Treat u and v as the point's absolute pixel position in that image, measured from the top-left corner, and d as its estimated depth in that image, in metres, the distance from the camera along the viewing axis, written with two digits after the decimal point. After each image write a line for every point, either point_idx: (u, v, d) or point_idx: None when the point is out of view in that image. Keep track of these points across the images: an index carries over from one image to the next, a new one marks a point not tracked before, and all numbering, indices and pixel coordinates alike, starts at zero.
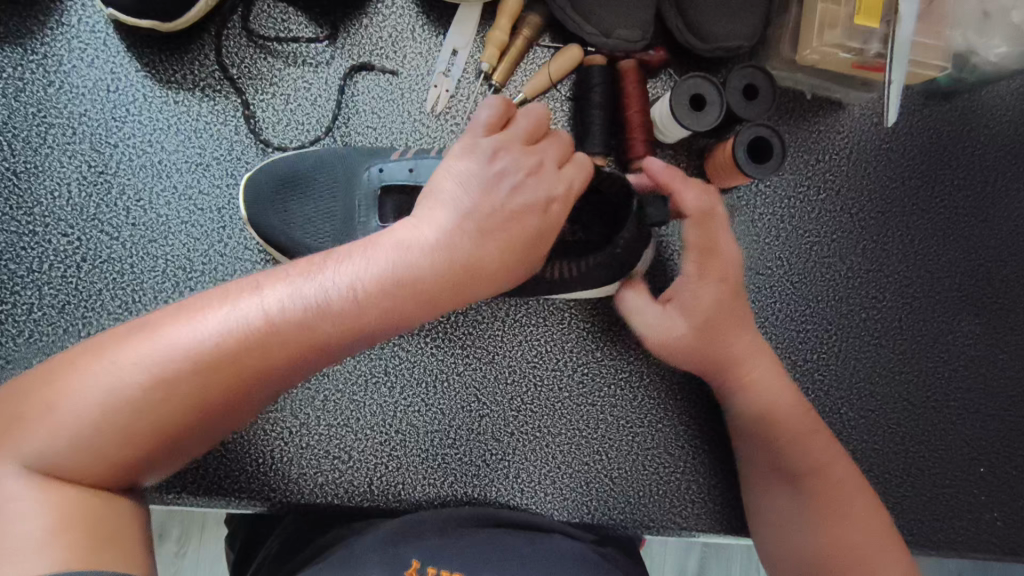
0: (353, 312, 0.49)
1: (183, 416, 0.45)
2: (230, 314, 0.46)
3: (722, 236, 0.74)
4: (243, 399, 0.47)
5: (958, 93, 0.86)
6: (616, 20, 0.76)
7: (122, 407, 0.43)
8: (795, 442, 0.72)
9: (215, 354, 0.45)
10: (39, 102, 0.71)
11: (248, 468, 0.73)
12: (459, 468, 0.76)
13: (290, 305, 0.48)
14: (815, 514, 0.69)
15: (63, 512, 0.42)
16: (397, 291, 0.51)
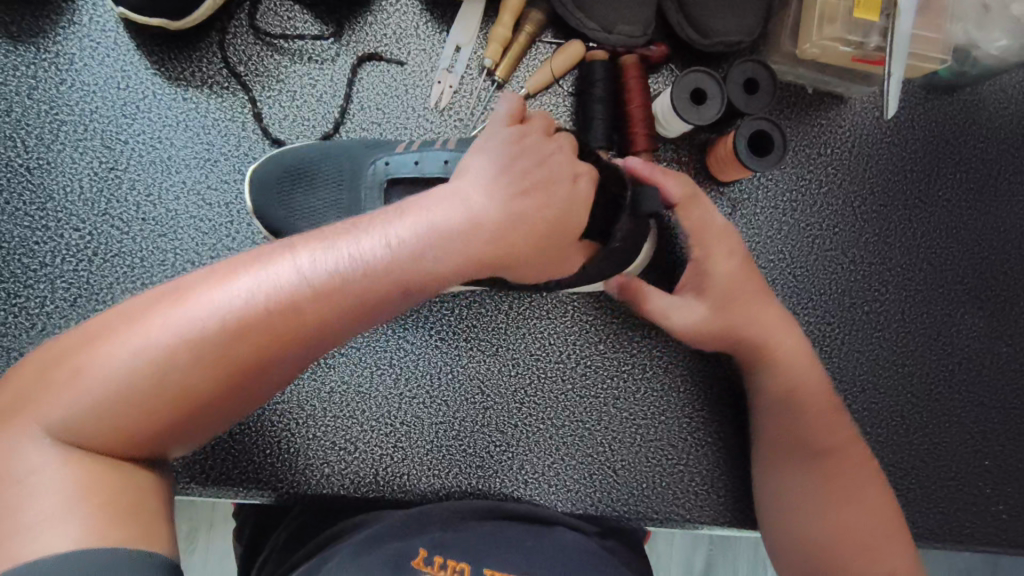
0: (377, 278, 0.50)
1: (210, 384, 0.46)
2: (257, 281, 0.48)
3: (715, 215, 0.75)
4: (274, 359, 0.48)
5: (960, 86, 0.86)
6: (617, 15, 0.77)
7: (156, 365, 0.45)
8: (811, 425, 0.71)
9: (240, 320, 0.46)
10: (51, 99, 0.72)
11: (255, 459, 0.74)
12: (463, 459, 0.77)
13: (314, 272, 0.49)
14: (824, 497, 0.69)
15: (89, 488, 0.43)
16: (419, 262, 0.51)
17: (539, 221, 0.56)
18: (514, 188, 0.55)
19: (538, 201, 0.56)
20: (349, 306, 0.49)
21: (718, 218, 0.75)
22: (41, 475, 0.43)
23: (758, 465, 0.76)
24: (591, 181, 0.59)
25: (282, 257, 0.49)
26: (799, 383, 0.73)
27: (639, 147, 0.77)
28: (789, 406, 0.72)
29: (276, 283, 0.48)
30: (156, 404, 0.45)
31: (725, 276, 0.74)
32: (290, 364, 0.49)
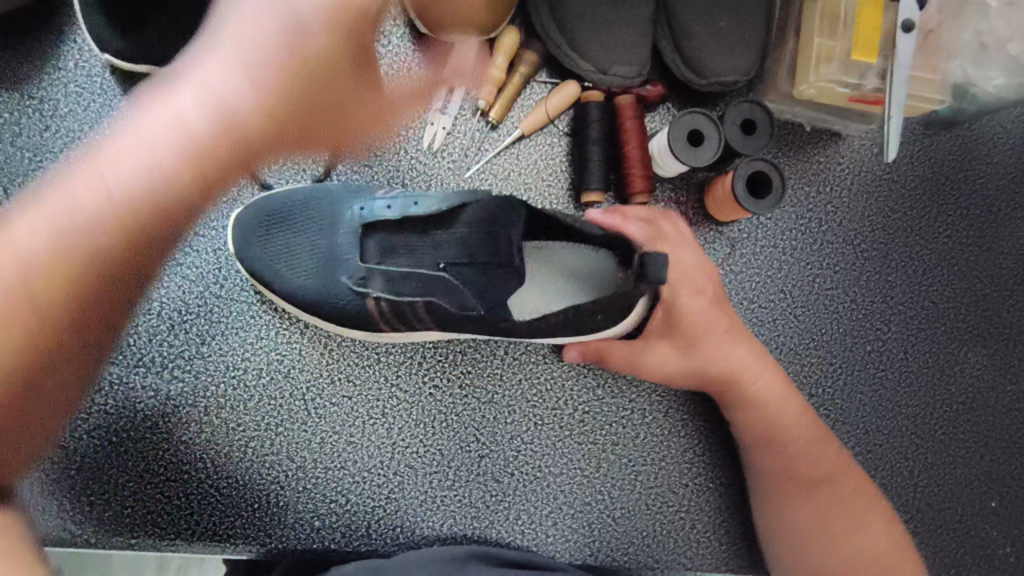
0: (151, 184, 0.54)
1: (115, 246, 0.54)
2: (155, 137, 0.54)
3: (679, 251, 0.74)
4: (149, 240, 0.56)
5: (959, 122, 0.86)
6: (613, 56, 0.76)
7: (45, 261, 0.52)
8: (801, 456, 0.72)
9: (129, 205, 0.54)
10: (35, 146, 0.71)
11: (243, 514, 0.72)
12: (458, 510, 0.75)
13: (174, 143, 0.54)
14: (823, 530, 0.70)
15: None
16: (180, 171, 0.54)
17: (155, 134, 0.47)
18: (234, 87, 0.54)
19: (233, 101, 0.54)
20: (194, 194, 0.56)
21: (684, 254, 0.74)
22: None
23: (754, 499, 0.74)
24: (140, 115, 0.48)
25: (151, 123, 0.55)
26: (784, 413, 0.72)
27: (637, 187, 0.76)
28: (783, 439, 0.72)
29: (160, 155, 0.54)
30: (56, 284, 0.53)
31: (701, 305, 0.72)
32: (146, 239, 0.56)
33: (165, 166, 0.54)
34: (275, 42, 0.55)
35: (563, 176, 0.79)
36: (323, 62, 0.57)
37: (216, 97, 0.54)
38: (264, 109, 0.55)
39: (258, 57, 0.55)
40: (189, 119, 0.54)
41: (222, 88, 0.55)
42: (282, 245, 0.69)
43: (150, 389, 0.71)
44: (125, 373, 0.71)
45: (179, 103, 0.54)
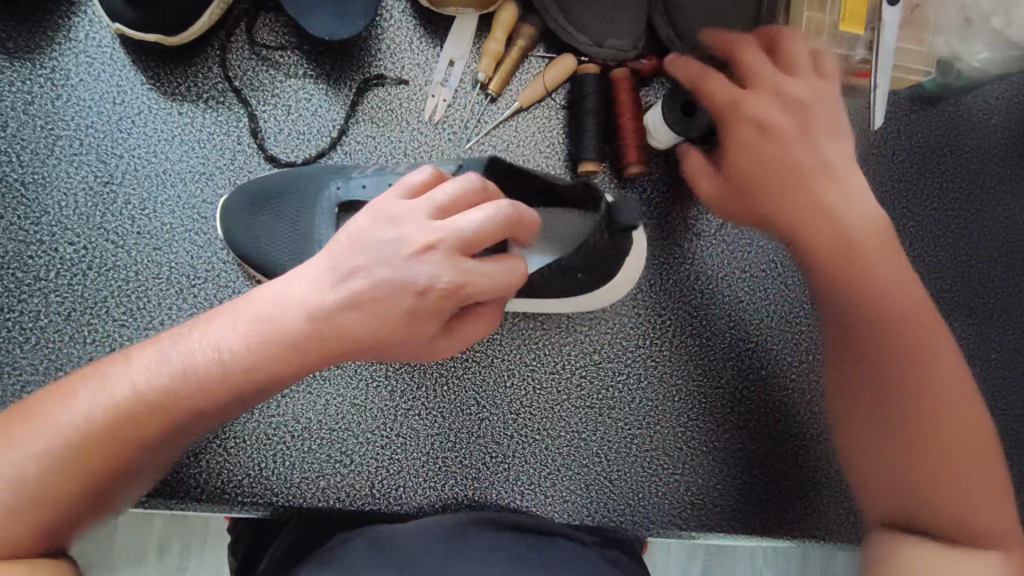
0: (247, 362, 0.54)
1: (214, 395, 0.54)
2: (267, 317, 0.54)
3: (759, 69, 0.72)
4: (258, 385, 0.55)
5: (944, 98, 0.88)
6: (607, 30, 0.78)
7: (236, 351, 0.54)
8: (928, 366, 0.65)
9: (263, 357, 0.54)
10: (47, 114, 0.73)
11: (250, 473, 0.74)
12: (459, 471, 0.77)
13: (286, 325, 0.54)
14: (899, 410, 0.64)
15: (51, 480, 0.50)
16: (284, 342, 0.54)
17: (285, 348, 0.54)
18: (326, 296, 0.54)
19: (317, 304, 0.54)
20: (288, 373, 0.55)
21: (762, 108, 0.71)
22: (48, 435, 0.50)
23: (880, 402, 0.67)
24: (319, 324, 0.54)
25: (295, 297, 0.54)
26: (894, 304, 0.67)
27: (631, 158, 0.78)
28: (904, 335, 0.66)
29: (271, 328, 0.54)
30: (212, 388, 0.54)
31: (770, 147, 0.71)
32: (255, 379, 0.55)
33: (261, 345, 0.54)
34: (461, 259, 0.52)
35: (559, 148, 0.81)
36: (403, 313, 0.53)
37: (394, 281, 0.52)
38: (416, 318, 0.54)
39: (441, 263, 0.51)
40: (299, 316, 0.54)
41: (397, 281, 0.52)
42: (272, 220, 0.71)
43: None
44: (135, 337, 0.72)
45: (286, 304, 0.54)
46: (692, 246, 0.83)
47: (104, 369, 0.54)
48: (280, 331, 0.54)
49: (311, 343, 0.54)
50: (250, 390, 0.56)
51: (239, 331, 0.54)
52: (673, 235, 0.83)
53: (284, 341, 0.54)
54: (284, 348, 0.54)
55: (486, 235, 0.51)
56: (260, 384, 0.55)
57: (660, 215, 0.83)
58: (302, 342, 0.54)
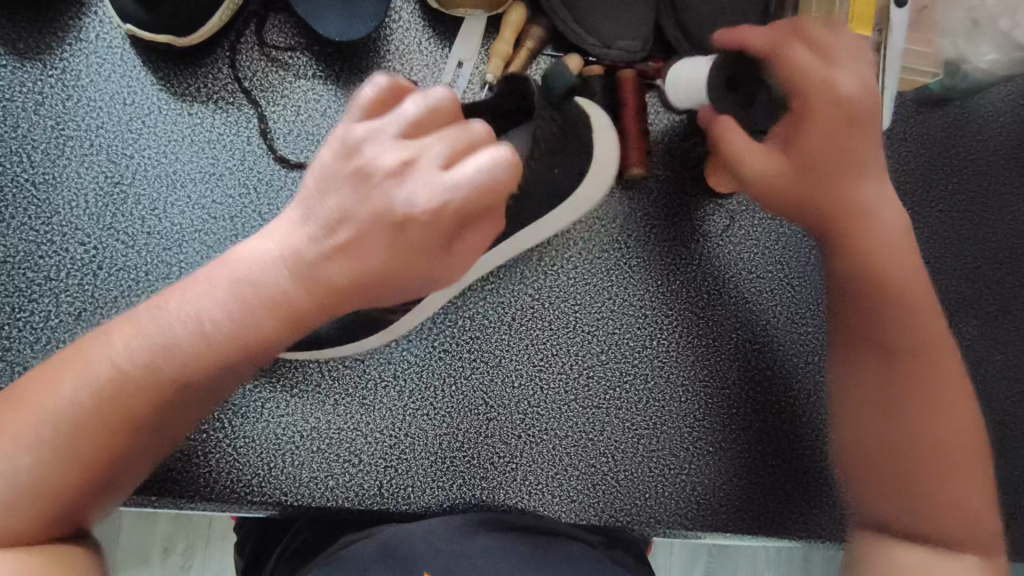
0: (230, 325, 0.51)
1: (200, 362, 0.51)
2: (245, 277, 0.51)
3: (841, 52, 0.66)
4: (248, 348, 0.52)
5: (952, 99, 0.87)
6: (617, 32, 0.78)
7: (216, 314, 0.51)
8: (933, 369, 0.65)
9: (245, 317, 0.51)
10: (58, 115, 0.73)
11: (259, 473, 0.74)
12: (467, 471, 0.77)
13: (266, 282, 0.51)
14: (905, 410, 0.64)
15: (43, 467, 0.49)
16: (269, 300, 0.51)
17: (268, 306, 0.51)
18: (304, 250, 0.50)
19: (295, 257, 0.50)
20: (280, 334, 0.52)
21: (844, 86, 0.65)
22: (34, 422, 0.49)
23: (876, 403, 0.66)
24: (301, 279, 0.50)
25: (272, 253, 0.51)
26: (912, 306, 0.66)
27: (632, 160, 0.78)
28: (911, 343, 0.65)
29: (252, 288, 0.51)
30: (196, 354, 0.51)
31: (835, 137, 0.65)
32: (242, 341, 0.51)
33: (243, 304, 0.51)
34: (440, 175, 0.48)
35: None
36: (392, 247, 0.50)
37: (374, 212, 0.49)
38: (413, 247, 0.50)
39: (420, 181, 0.48)
40: (279, 272, 0.50)
41: (377, 209, 0.49)
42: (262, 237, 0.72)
43: None
44: None
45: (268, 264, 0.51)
46: (699, 246, 0.83)
47: (84, 346, 0.52)
48: (262, 290, 0.51)
49: (292, 300, 0.51)
50: (239, 352, 0.52)
51: (216, 293, 0.51)
52: (680, 234, 0.83)
53: (268, 301, 0.51)
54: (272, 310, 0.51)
55: (459, 147, 0.49)
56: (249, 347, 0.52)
57: (667, 216, 0.83)
58: (287, 298, 0.51)
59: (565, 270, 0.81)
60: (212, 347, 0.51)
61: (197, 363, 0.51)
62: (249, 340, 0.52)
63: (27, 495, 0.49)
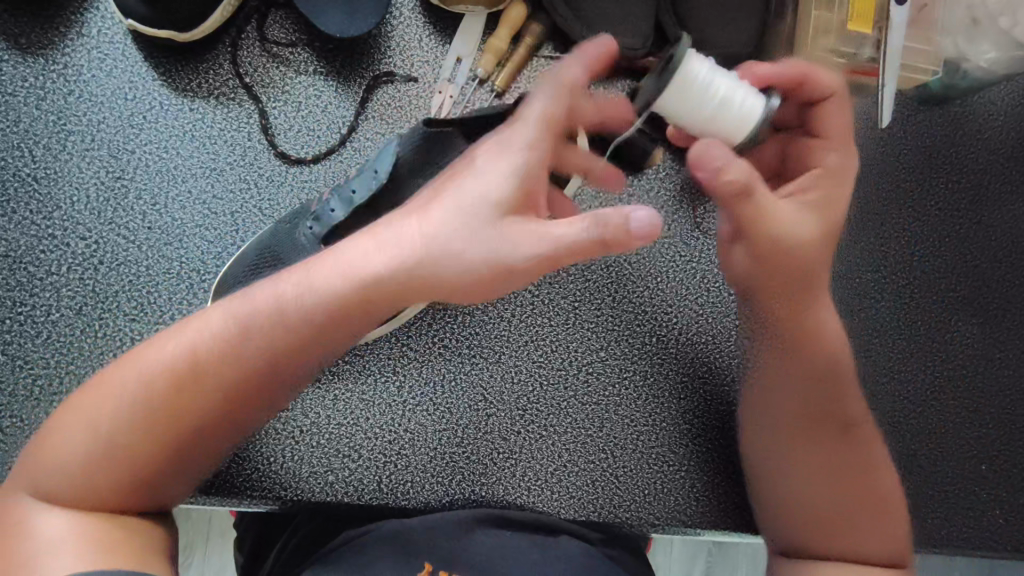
0: (316, 310, 0.55)
1: (282, 346, 0.56)
2: (342, 265, 0.55)
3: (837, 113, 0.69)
4: (332, 336, 0.57)
5: (951, 99, 0.87)
6: (616, 29, 0.79)
7: (309, 302, 0.55)
8: (835, 415, 0.70)
9: (331, 305, 0.55)
10: (59, 110, 0.73)
11: (259, 467, 0.75)
12: (466, 466, 0.78)
13: (359, 272, 0.54)
14: (825, 462, 0.68)
15: (123, 432, 0.54)
16: (358, 288, 0.54)
17: (360, 292, 0.54)
18: (402, 240, 0.54)
19: (394, 248, 0.54)
20: (355, 318, 0.56)
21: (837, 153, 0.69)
22: (125, 388, 0.54)
23: (789, 454, 0.70)
24: (394, 265, 0.54)
25: (367, 244, 0.56)
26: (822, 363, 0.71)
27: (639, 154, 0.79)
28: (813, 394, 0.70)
29: (343, 276, 0.55)
30: (279, 341, 0.55)
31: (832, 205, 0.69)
32: (326, 332, 0.56)
33: (336, 292, 0.54)
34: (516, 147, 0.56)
35: None
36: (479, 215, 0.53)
37: (464, 182, 0.55)
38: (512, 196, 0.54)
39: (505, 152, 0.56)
40: (376, 262, 0.54)
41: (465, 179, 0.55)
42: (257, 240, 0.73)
43: None
44: (145, 330, 0.72)
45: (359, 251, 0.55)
46: (698, 244, 0.83)
47: (187, 321, 0.57)
48: (353, 279, 0.54)
49: (379, 291, 0.54)
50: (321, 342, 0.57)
51: (310, 281, 0.56)
52: (679, 232, 0.83)
53: (351, 290, 0.54)
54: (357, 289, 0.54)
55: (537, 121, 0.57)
56: (328, 338, 0.57)
57: (668, 213, 0.83)
58: (377, 286, 0.54)
59: (565, 267, 0.81)
60: (298, 338, 0.56)
61: (283, 350, 0.56)
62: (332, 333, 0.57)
63: (105, 458, 0.54)
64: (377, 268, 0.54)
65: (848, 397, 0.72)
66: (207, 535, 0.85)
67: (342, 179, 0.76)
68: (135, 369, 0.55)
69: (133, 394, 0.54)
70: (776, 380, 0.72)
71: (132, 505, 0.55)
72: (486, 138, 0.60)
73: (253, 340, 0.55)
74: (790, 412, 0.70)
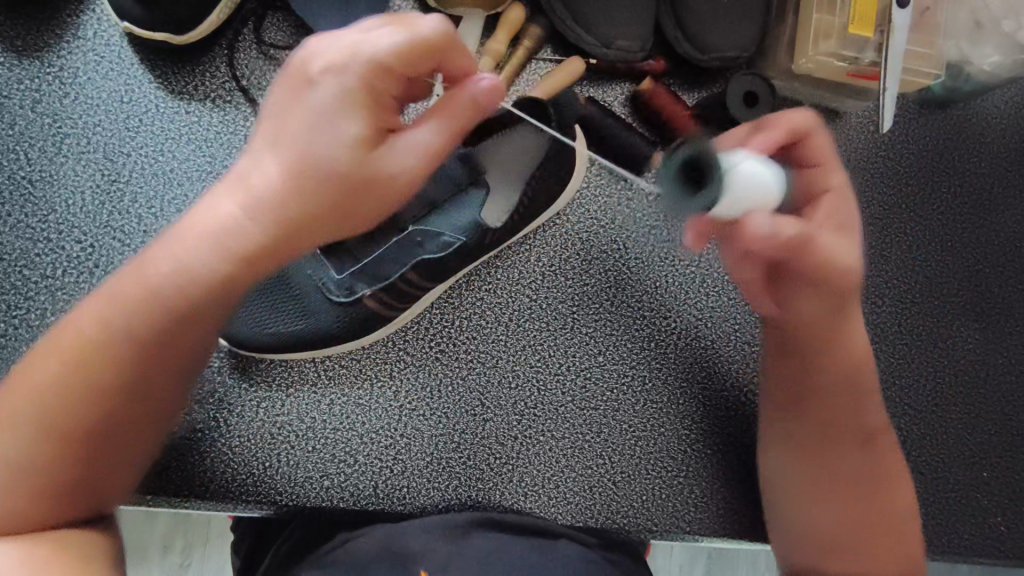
0: (187, 284, 0.54)
1: (165, 325, 0.55)
2: (210, 235, 0.53)
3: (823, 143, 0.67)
4: (219, 303, 0.56)
5: (953, 102, 0.87)
6: (616, 32, 0.78)
7: (182, 278, 0.54)
8: (852, 424, 0.70)
9: (207, 278, 0.54)
10: (55, 112, 0.73)
11: (254, 472, 0.74)
12: (463, 471, 0.77)
13: (227, 241, 0.53)
14: (839, 472, 0.69)
15: (26, 446, 0.54)
16: (227, 258, 0.53)
17: (234, 254, 0.53)
18: (252, 209, 0.52)
19: (248, 211, 0.52)
20: (240, 282, 0.54)
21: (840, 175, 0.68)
22: (15, 405, 0.54)
23: (805, 464, 0.71)
24: (255, 230, 0.52)
25: (228, 206, 0.53)
26: (846, 370, 0.70)
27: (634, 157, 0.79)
28: (832, 401, 0.70)
29: (212, 247, 0.53)
30: (156, 319, 0.55)
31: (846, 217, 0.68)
32: (208, 301, 0.55)
33: (205, 264, 0.53)
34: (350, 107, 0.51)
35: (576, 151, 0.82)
36: (344, 174, 0.51)
37: (323, 138, 0.51)
38: (353, 97, 0.51)
39: (292, 136, 0.52)
40: (240, 229, 0.53)
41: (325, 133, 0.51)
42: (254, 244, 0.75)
43: None
44: None
45: (213, 202, 0.54)
46: (698, 249, 0.83)
47: (69, 323, 0.56)
48: (218, 249, 0.53)
49: (252, 254, 0.53)
50: (202, 312, 0.56)
51: (178, 256, 0.54)
52: None
53: (221, 259, 0.53)
54: (218, 250, 0.53)
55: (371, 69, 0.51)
56: (214, 307, 0.56)
57: None
58: (241, 247, 0.53)
59: (563, 271, 0.81)
60: (176, 317, 0.55)
61: (159, 330, 0.55)
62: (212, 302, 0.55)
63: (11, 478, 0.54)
64: (240, 235, 0.53)
65: (873, 400, 0.72)
66: (206, 537, 0.85)
67: None
68: (22, 385, 0.55)
69: (21, 409, 0.54)
70: (796, 387, 0.72)
71: (70, 518, 0.56)
72: (308, 50, 0.53)
73: (126, 329, 0.54)
74: (810, 422, 0.71)
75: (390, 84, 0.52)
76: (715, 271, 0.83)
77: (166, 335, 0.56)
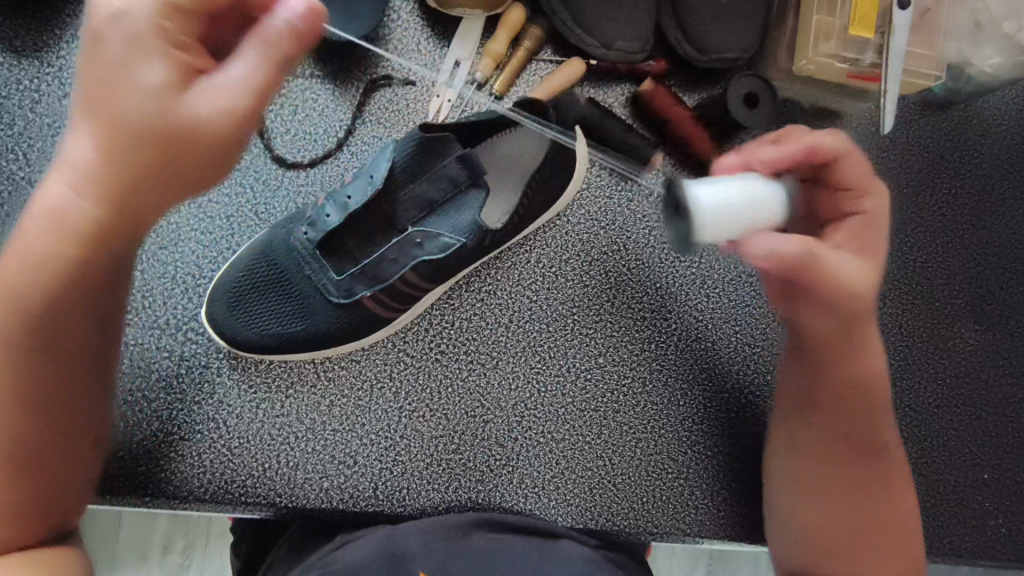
0: (37, 268, 0.55)
1: (37, 321, 0.57)
2: (48, 216, 0.54)
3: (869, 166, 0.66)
4: (90, 281, 0.57)
5: (954, 103, 0.87)
6: (617, 32, 0.77)
7: (28, 265, 0.55)
8: (865, 430, 0.69)
9: (54, 261, 0.55)
10: (53, 113, 0.73)
11: (254, 473, 0.74)
12: (463, 473, 0.77)
13: (65, 217, 0.53)
14: (844, 475, 0.69)
15: None
16: (72, 238, 0.54)
17: (73, 231, 0.54)
18: (75, 187, 0.52)
19: (76, 183, 0.52)
20: (90, 256, 0.55)
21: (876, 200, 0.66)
22: None
23: (814, 466, 0.70)
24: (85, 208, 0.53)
25: (56, 185, 0.53)
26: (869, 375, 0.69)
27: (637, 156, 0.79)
28: (849, 402, 0.68)
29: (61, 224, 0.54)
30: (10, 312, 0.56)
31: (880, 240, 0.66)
32: (64, 281, 0.56)
33: (46, 245, 0.54)
34: (140, 51, 0.48)
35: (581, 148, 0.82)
36: (151, 125, 0.49)
37: (126, 91, 0.49)
38: (145, 37, 0.48)
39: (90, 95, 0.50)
40: (72, 205, 0.53)
41: (134, 82, 0.49)
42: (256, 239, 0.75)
43: (165, 351, 0.74)
44: (140, 335, 0.74)
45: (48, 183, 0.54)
46: (699, 250, 0.83)
47: None
48: (58, 230, 0.54)
49: (97, 224, 0.54)
50: (73, 299, 0.57)
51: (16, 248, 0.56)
52: None
53: (60, 238, 0.54)
54: (57, 232, 0.54)
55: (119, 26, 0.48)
56: (80, 285, 0.57)
57: None
58: (84, 222, 0.54)
59: (564, 272, 0.81)
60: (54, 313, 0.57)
61: (39, 327, 0.57)
62: (77, 279, 0.56)
63: None
64: (72, 213, 0.53)
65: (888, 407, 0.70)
66: (206, 536, 0.84)
67: (338, 183, 0.77)
68: None
69: None
70: (811, 388, 0.71)
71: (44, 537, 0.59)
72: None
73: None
74: (823, 423, 0.70)
75: (186, 25, 0.50)
76: (714, 271, 0.83)
77: (42, 334, 0.57)
